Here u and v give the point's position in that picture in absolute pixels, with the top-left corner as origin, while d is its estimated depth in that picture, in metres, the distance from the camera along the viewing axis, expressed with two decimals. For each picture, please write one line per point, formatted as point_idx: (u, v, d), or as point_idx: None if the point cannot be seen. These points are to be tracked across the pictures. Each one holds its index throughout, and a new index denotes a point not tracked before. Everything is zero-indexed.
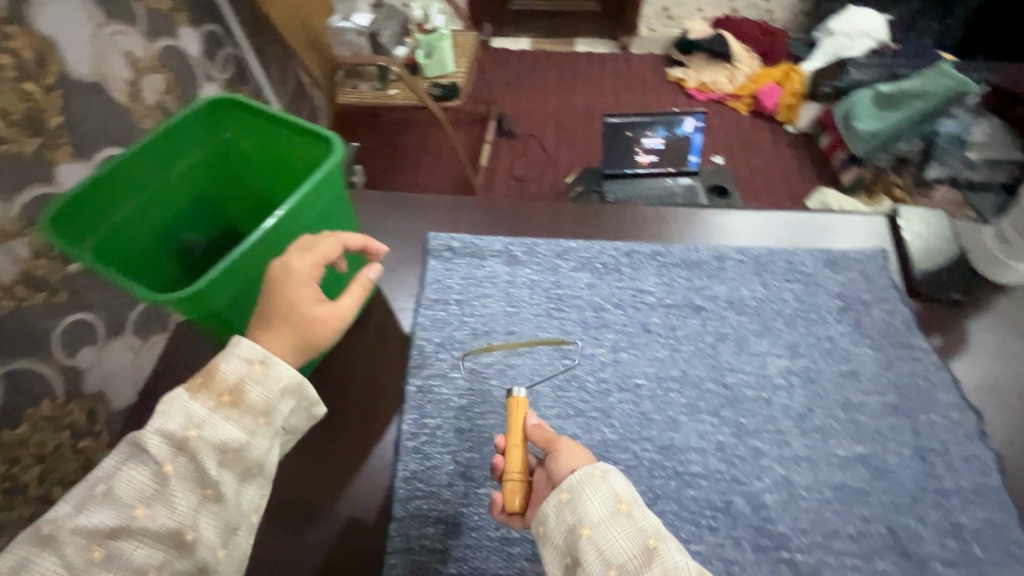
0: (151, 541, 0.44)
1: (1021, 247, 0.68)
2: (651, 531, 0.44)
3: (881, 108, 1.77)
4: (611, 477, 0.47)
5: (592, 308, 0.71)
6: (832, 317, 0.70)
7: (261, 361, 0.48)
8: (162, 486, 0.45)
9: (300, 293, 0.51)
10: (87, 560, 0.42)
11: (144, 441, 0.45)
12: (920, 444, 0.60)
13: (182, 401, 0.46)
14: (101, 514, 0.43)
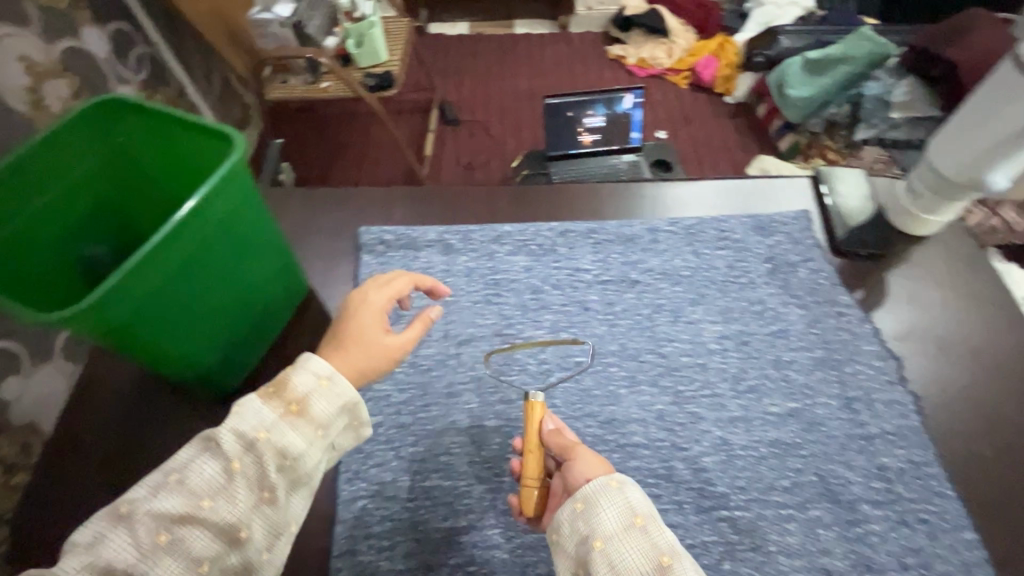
0: (212, 532, 0.43)
1: (928, 199, 0.70)
2: (669, 547, 0.44)
3: (810, 74, 1.80)
4: (629, 488, 0.47)
5: (530, 291, 0.71)
6: (762, 280, 0.72)
7: (327, 376, 0.50)
8: (229, 481, 0.45)
9: (374, 319, 0.56)
10: (153, 543, 0.42)
11: (218, 434, 0.46)
12: (846, 393, 0.63)
13: (255, 405, 0.47)
14: (172, 500, 0.43)
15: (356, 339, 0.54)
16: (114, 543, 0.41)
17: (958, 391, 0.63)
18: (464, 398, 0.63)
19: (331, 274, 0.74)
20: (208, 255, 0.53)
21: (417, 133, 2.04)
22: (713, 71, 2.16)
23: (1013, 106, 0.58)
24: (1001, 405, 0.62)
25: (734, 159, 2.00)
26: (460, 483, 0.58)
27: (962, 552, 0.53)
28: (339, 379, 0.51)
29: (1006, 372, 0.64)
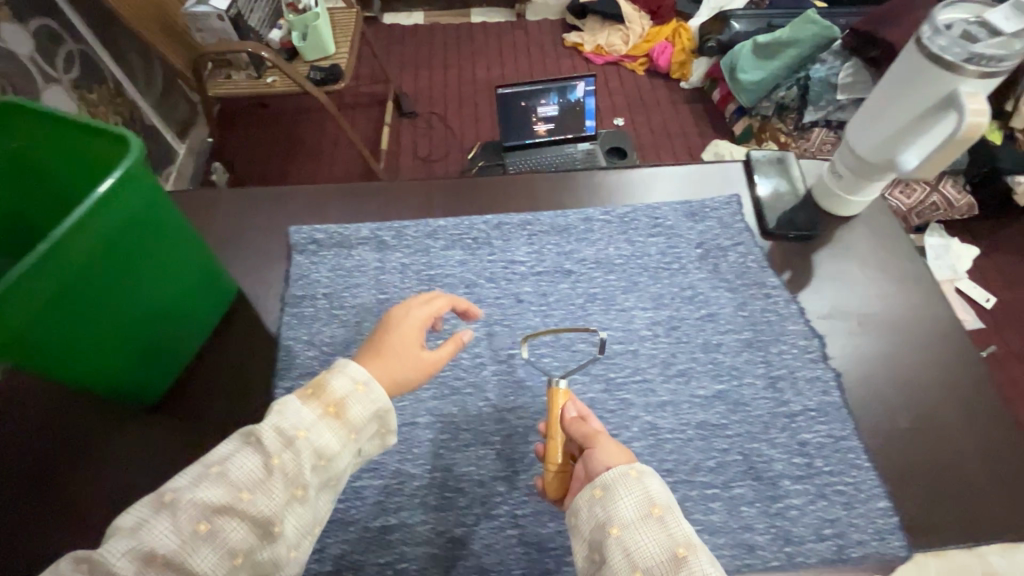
0: (250, 525, 0.41)
1: (851, 180, 0.72)
2: (691, 540, 0.42)
3: (761, 59, 1.83)
4: (651, 478, 0.45)
5: (464, 284, 0.71)
6: (693, 265, 0.73)
7: (363, 381, 0.49)
8: (269, 475, 0.43)
9: (413, 331, 0.54)
10: (192, 532, 0.40)
11: (260, 429, 0.44)
12: (771, 372, 0.64)
13: (295, 405, 0.46)
14: (212, 490, 0.41)
15: (392, 349, 0.52)
16: (156, 529, 0.39)
17: (877, 365, 0.66)
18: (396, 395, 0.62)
19: (262, 276, 0.72)
20: (112, 261, 0.51)
21: (373, 127, 2.01)
22: (669, 56, 2.17)
23: (917, 89, 0.59)
24: (916, 377, 0.65)
25: (691, 145, 2.02)
26: (391, 481, 0.57)
27: (875, 519, 0.55)
28: (376, 386, 0.49)
29: (923, 345, 0.67)
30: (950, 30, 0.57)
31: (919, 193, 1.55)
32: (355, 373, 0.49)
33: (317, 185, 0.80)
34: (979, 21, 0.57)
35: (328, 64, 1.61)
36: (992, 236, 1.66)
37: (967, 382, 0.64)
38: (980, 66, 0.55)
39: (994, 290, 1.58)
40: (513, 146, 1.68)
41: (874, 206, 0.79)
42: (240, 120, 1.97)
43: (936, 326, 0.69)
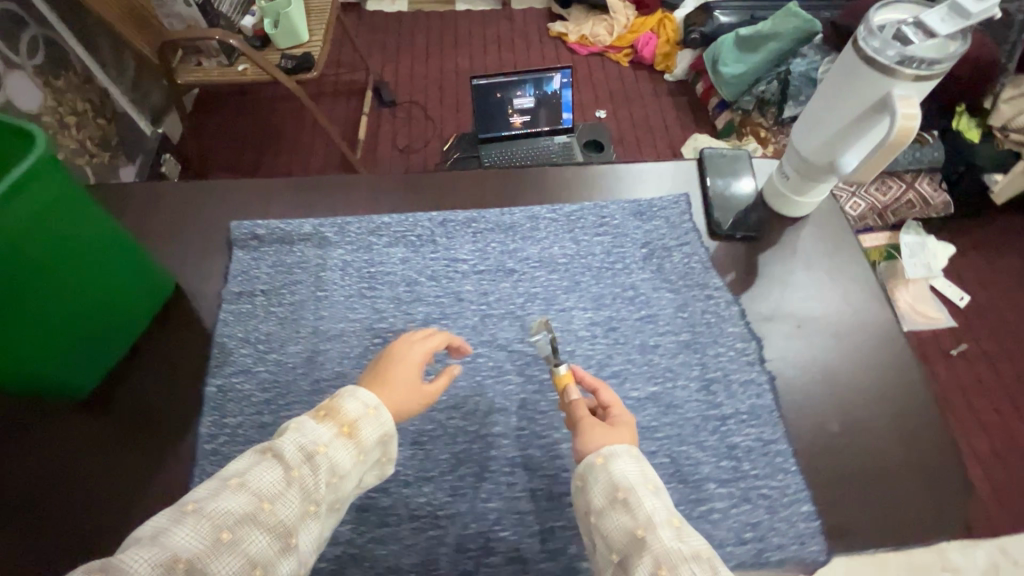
0: (270, 536, 0.41)
1: (796, 182, 0.72)
2: (660, 517, 0.43)
3: (743, 52, 1.80)
4: (620, 460, 0.47)
5: (405, 283, 0.70)
6: (637, 266, 0.72)
7: (374, 406, 0.49)
8: (290, 487, 0.43)
9: (415, 357, 0.54)
10: (215, 540, 0.38)
11: (279, 443, 0.44)
12: (705, 375, 0.64)
13: (310, 424, 0.47)
14: (234, 502, 0.40)
15: (399, 376, 0.53)
16: (182, 534, 0.38)
17: (814, 371, 0.66)
18: (328, 395, 0.62)
19: (201, 271, 0.72)
20: (14, 263, 0.49)
21: (350, 117, 1.98)
22: (653, 47, 2.13)
23: (855, 90, 0.58)
24: (850, 384, 0.65)
25: (672, 138, 1.99)
26: None
27: (797, 524, 0.56)
28: (387, 411, 0.50)
29: (860, 352, 0.67)
30: (885, 32, 0.56)
31: (895, 189, 1.51)
32: (367, 398, 0.49)
33: (264, 179, 0.79)
34: (914, 22, 0.56)
35: (300, 52, 1.57)
36: (971, 232, 1.63)
37: (900, 390, 0.65)
38: (914, 68, 0.54)
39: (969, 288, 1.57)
40: (489, 137, 1.64)
41: (823, 207, 0.78)
42: (216, 107, 1.95)
43: (875, 334, 0.69)
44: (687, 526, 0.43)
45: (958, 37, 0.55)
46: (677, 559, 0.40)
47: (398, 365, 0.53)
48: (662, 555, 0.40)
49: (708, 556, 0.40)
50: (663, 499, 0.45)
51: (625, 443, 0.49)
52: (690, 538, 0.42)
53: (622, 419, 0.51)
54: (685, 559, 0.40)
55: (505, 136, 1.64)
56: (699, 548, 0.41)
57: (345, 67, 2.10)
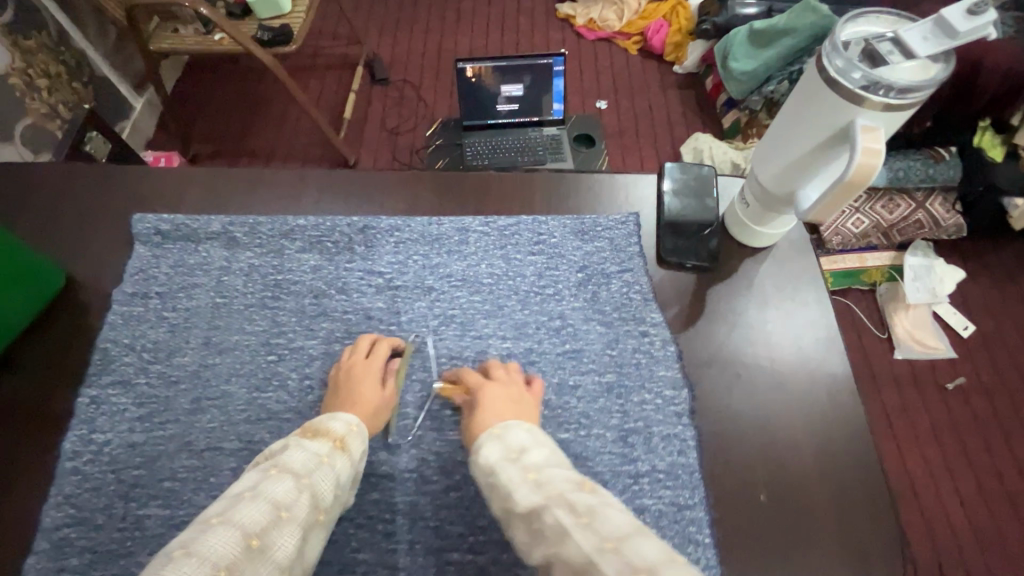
0: (295, 538, 0.41)
1: (756, 210, 0.63)
2: (518, 480, 0.43)
3: (755, 47, 1.66)
4: (483, 448, 0.47)
5: (312, 294, 0.64)
6: (569, 291, 0.65)
7: (356, 423, 0.52)
8: (302, 496, 0.43)
9: (377, 372, 0.57)
10: (246, 546, 0.37)
11: (285, 459, 0.46)
12: (624, 424, 0.58)
13: (302, 440, 0.48)
14: (253, 510, 0.40)
15: (366, 395, 0.55)
16: (213, 539, 0.37)
17: (752, 428, 0.59)
18: (206, 416, 0.57)
19: (99, 264, 0.66)
20: None
21: (337, 94, 1.83)
22: (664, 36, 1.96)
23: (814, 115, 0.50)
24: (790, 448, 0.58)
25: (675, 135, 1.81)
26: (178, 512, 0.52)
27: None
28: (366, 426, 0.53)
29: (807, 411, 0.60)
30: (852, 49, 0.47)
31: (904, 208, 1.34)
32: (347, 417, 0.52)
33: (181, 168, 0.73)
34: (891, 38, 0.47)
35: (279, 24, 1.48)
36: (1001, 252, 1.44)
37: (845, 458, 0.58)
38: (881, 96, 0.46)
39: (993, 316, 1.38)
40: (473, 125, 1.55)
41: (788, 238, 0.70)
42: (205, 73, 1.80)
43: (826, 391, 0.61)
44: (551, 472, 0.42)
45: (942, 59, 0.46)
46: (534, 509, 0.39)
47: (361, 384, 0.55)
48: (526, 514, 0.39)
49: (562, 492, 0.39)
50: (530, 457, 0.45)
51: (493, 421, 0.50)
52: (549, 480, 0.41)
53: (478, 400, 0.53)
54: (539, 506, 0.39)
55: (491, 125, 1.54)
56: (555, 489, 0.40)
57: (342, 38, 1.95)
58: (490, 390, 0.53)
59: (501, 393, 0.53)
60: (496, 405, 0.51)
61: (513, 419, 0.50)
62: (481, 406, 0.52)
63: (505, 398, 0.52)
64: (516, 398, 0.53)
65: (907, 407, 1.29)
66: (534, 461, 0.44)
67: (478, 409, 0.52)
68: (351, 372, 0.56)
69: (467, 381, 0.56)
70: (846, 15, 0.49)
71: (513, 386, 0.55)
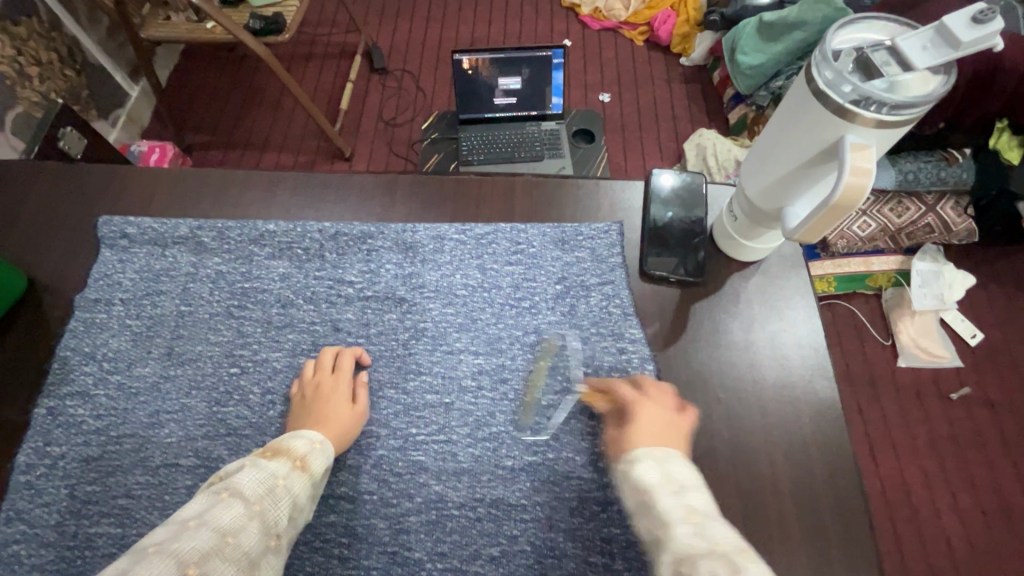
0: (239, 567, 0.38)
1: (745, 224, 0.60)
2: (677, 513, 0.38)
3: (764, 41, 1.56)
4: (638, 463, 0.43)
5: (280, 303, 0.62)
6: (546, 305, 0.63)
7: (319, 441, 0.50)
8: (253, 520, 0.41)
9: (346, 388, 0.56)
10: (182, 574, 0.35)
11: (237, 482, 0.43)
12: (595, 448, 0.55)
13: (259, 462, 0.45)
14: (196, 538, 0.37)
15: (334, 412, 0.54)
16: (146, 569, 0.34)
17: (731, 455, 0.56)
18: (164, 430, 0.56)
19: (64, 268, 0.65)
20: None
21: (335, 86, 1.78)
22: (671, 26, 1.84)
23: (802, 130, 0.47)
24: (768, 476, 0.55)
25: (679, 130, 1.73)
26: (129, 531, 0.52)
27: None
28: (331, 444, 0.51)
29: (788, 437, 0.57)
30: (842, 59, 0.44)
31: (913, 212, 1.26)
32: (309, 436, 0.50)
33: (155, 167, 0.71)
34: (888, 46, 0.44)
35: (270, 12, 1.43)
36: (1013, 260, 1.39)
37: (824, 487, 0.55)
38: (873, 112, 0.42)
39: (1004, 327, 1.33)
40: (469, 119, 1.48)
41: (781, 251, 0.67)
42: (202, 61, 1.78)
43: (811, 416, 0.59)
44: (716, 523, 0.37)
45: (943, 71, 0.42)
46: (692, 555, 0.34)
47: (328, 402, 0.54)
48: (676, 554, 0.35)
49: (727, 548, 0.34)
50: (692, 498, 0.39)
51: (645, 441, 0.45)
52: (715, 533, 0.36)
53: (633, 412, 0.49)
54: (702, 555, 0.33)
55: (488, 119, 1.48)
56: (723, 545, 0.34)
57: (338, 26, 1.90)
58: (642, 405, 0.49)
59: (658, 411, 0.49)
60: (653, 424, 0.47)
61: (668, 446, 0.45)
62: (634, 420, 0.48)
63: (660, 419, 0.48)
64: (676, 423, 0.48)
65: (907, 416, 1.24)
66: (698, 503, 0.39)
67: (632, 422, 0.48)
68: (320, 389, 0.55)
69: (617, 391, 0.52)
70: (839, 21, 0.46)
71: (677, 408, 0.50)
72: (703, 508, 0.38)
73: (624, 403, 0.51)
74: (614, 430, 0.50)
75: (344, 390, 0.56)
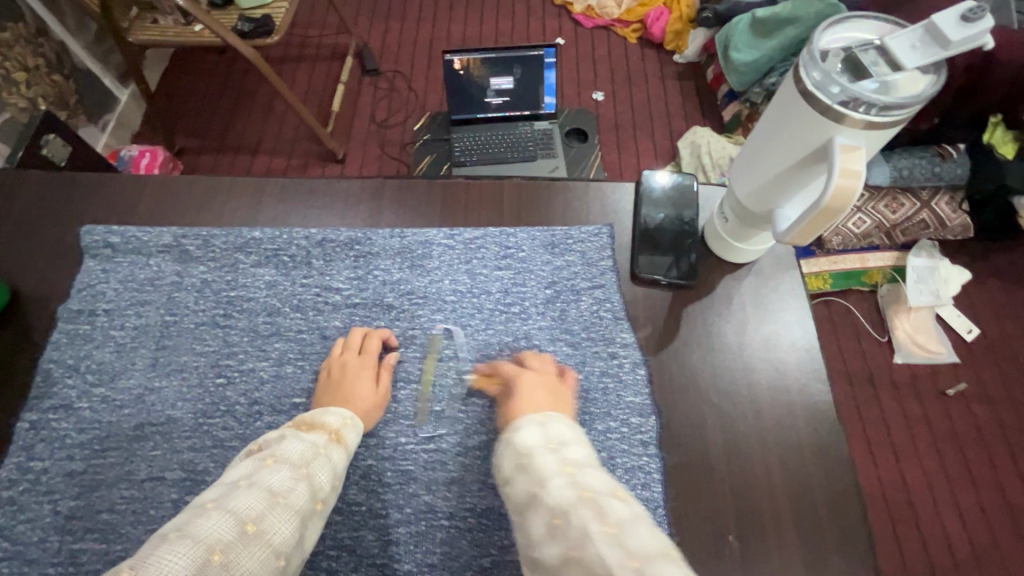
0: (294, 524, 0.39)
1: (736, 227, 0.59)
2: (552, 467, 0.39)
3: (757, 37, 1.54)
4: (520, 428, 0.44)
5: (266, 312, 0.61)
6: (536, 310, 0.62)
7: (348, 418, 0.51)
8: (299, 483, 0.42)
9: (372, 369, 0.56)
10: (241, 530, 0.36)
11: (280, 450, 0.44)
12: None
13: (297, 433, 0.47)
14: (250, 496, 0.39)
15: (360, 392, 0.55)
16: (208, 523, 0.35)
17: (724, 459, 0.56)
18: (150, 443, 0.55)
19: (47, 278, 0.64)
20: None
21: (326, 88, 1.76)
22: (664, 24, 1.83)
23: (790, 133, 0.46)
24: (763, 483, 0.55)
25: (673, 128, 1.72)
26: (113, 547, 0.51)
27: None
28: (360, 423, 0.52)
29: (783, 441, 0.57)
30: (831, 59, 0.43)
31: (908, 208, 1.26)
32: (340, 412, 0.51)
33: (138, 174, 0.70)
34: (877, 45, 0.43)
35: (259, 14, 1.41)
36: (1008, 254, 1.39)
37: (820, 492, 0.55)
38: (861, 113, 0.41)
39: (1000, 322, 1.32)
40: (461, 120, 1.47)
41: (772, 252, 0.66)
42: (191, 64, 1.76)
43: (805, 418, 0.58)
44: (589, 471, 0.38)
45: (932, 70, 0.42)
46: (564, 505, 0.35)
47: (355, 380, 0.55)
48: (551, 507, 0.36)
49: (596, 494, 0.35)
50: (568, 452, 0.41)
51: (526, 411, 0.48)
52: (586, 481, 0.37)
53: (516, 387, 0.51)
54: (571, 504, 0.35)
55: (481, 119, 1.47)
56: (591, 490, 0.36)
57: (329, 27, 1.88)
58: (527, 379, 0.52)
59: (539, 383, 0.52)
60: (534, 395, 0.50)
61: (551, 410, 0.48)
62: (519, 392, 0.50)
63: (543, 389, 0.51)
64: (554, 390, 0.51)
65: (904, 413, 1.24)
66: (574, 455, 0.40)
67: (517, 396, 0.50)
68: (347, 369, 0.56)
69: (504, 371, 0.55)
70: (827, 20, 0.45)
71: (554, 378, 0.53)
72: (578, 458, 0.39)
73: (510, 379, 0.54)
74: (504, 407, 0.52)
75: (371, 370, 0.56)
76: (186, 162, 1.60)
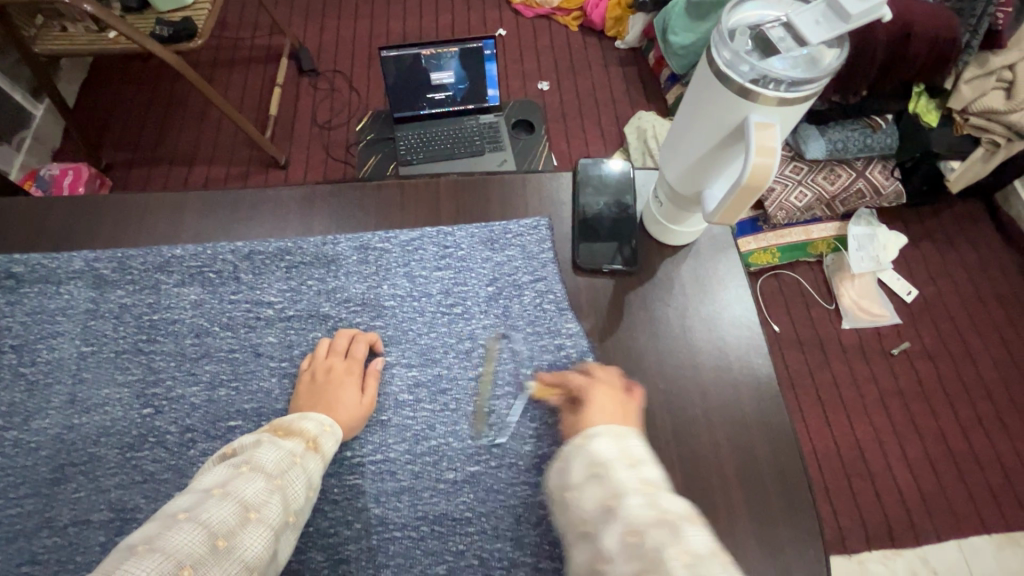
0: (267, 539, 0.39)
1: (671, 210, 0.60)
2: (632, 486, 0.39)
3: (692, 20, 1.54)
4: (597, 438, 0.43)
5: (194, 333, 0.58)
6: (478, 308, 0.61)
7: (330, 425, 0.50)
8: (274, 495, 0.41)
9: (358, 375, 0.55)
10: (213, 546, 0.35)
11: (257, 457, 0.43)
12: (538, 451, 0.54)
13: (270, 440, 0.45)
14: (222, 509, 0.38)
15: (342, 400, 0.53)
16: (181, 535, 0.35)
17: (675, 442, 0.56)
18: (72, 485, 0.51)
19: None
20: None
21: (262, 92, 1.69)
22: (604, 10, 1.82)
23: (707, 115, 0.46)
24: (713, 460, 0.55)
25: (619, 114, 1.73)
26: None
27: None
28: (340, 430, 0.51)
29: (729, 418, 0.58)
30: (738, 39, 0.44)
31: (844, 179, 1.30)
32: (320, 418, 0.50)
33: (42, 196, 0.65)
34: (784, 22, 0.44)
35: (179, 18, 1.33)
36: (939, 216, 1.46)
37: (768, 465, 0.56)
38: (772, 90, 0.42)
39: (936, 281, 1.39)
40: (405, 117, 1.43)
41: (710, 233, 0.67)
42: (114, 75, 1.66)
43: (751, 392, 0.59)
44: (667, 495, 0.38)
45: (836, 44, 0.43)
46: (643, 526, 0.35)
47: (340, 387, 0.53)
48: (630, 525, 0.36)
49: (678, 522, 0.35)
50: (646, 471, 0.40)
51: (599, 423, 0.46)
52: (665, 504, 0.37)
53: (590, 396, 0.49)
54: (650, 524, 0.35)
55: (424, 115, 1.43)
56: (671, 513, 0.36)
57: (262, 28, 1.80)
58: (600, 391, 0.49)
59: (610, 396, 0.49)
60: (609, 408, 0.48)
61: (626, 426, 0.46)
62: (592, 402, 0.48)
63: (617, 406, 0.48)
64: (628, 406, 0.49)
65: (854, 375, 1.29)
66: (652, 476, 0.40)
67: (587, 408, 0.48)
68: (331, 373, 0.54)
69: (571, 380, 0.52)
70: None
71: (627, 392, 0.51)
72: (658, 481, 0.39)
73: (580, 390, 0.51)
74: (570, 419, 0.49)
75: (358, 375, 0.55)
76: (116, 178, 1.52)
